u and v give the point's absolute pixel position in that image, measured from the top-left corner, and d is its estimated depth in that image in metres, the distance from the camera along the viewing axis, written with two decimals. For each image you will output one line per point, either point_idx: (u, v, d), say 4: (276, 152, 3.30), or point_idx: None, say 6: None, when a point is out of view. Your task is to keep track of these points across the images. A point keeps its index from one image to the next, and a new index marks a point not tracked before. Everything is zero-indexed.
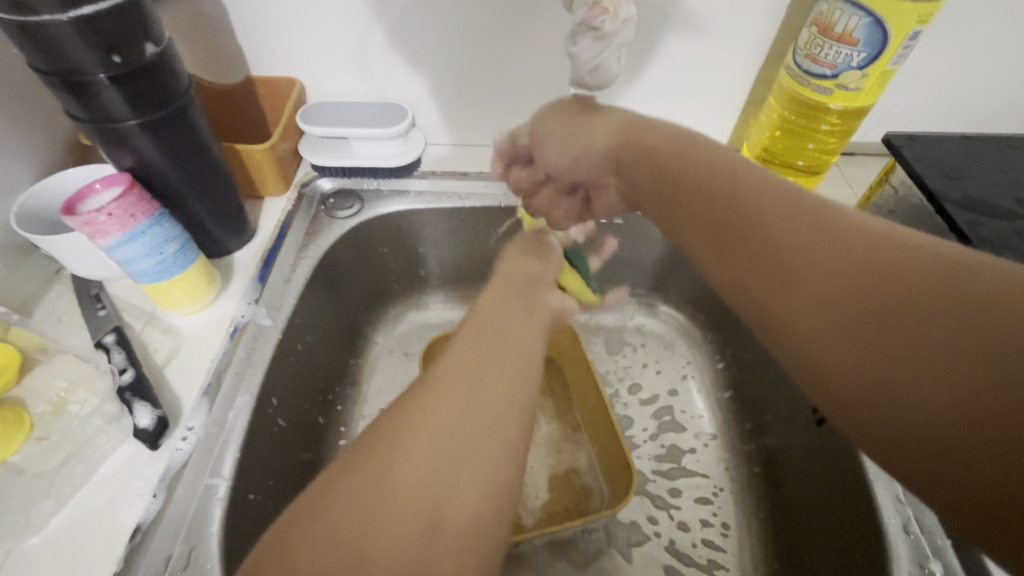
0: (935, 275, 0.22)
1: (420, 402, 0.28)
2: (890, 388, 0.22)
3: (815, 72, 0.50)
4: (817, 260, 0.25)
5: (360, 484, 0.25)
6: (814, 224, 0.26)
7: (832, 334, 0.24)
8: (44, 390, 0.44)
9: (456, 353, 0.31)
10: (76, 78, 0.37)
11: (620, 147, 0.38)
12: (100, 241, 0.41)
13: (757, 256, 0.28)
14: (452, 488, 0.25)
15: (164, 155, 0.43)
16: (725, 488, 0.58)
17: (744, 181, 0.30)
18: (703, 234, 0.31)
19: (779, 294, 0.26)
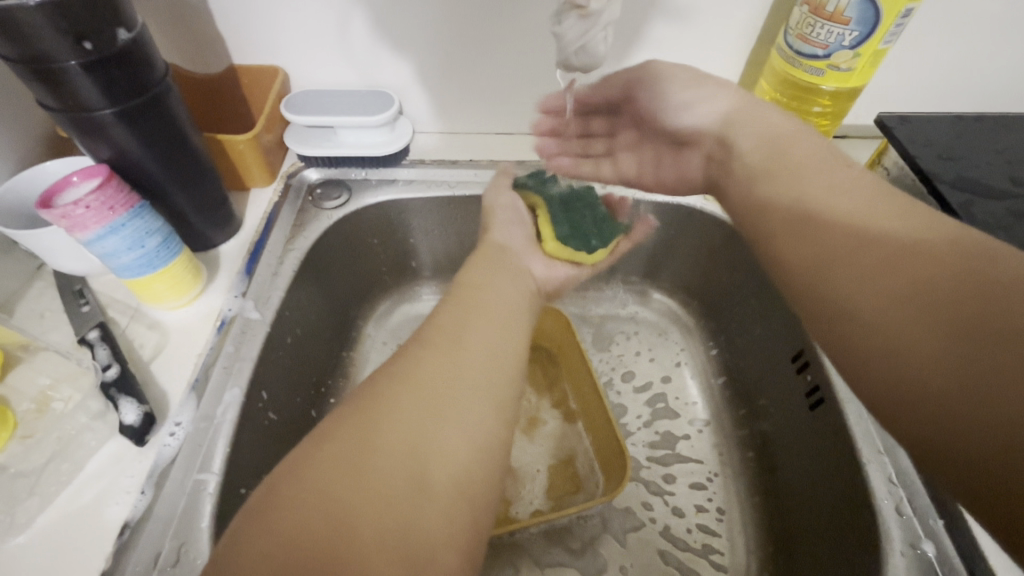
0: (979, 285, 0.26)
1: (396, 388, 0.32)
2: (922, 374, 0.26)
3: (806, 52, 0.49)
4: (880, 266, 0.30)
5: (350, 452, 0.28)
6: (878, 240, 0.31)
7: (891, 323, 0.28)
8: (27, 388, 0.43)
9: (433, 344, 0.35)
10: (47, 67, 0.36)
11: (733, 111, 0.44)
12: (79, 234, 0.40)
13: (828, 258, 0.32)
14: (427, 460, 0.29)
15: (142, 145, 0.42)
16: (719, 473, 0.58)
17: (827, 196, 0.35)
18: (789, 231, 0.36)
19: (856, 295, 0.30)
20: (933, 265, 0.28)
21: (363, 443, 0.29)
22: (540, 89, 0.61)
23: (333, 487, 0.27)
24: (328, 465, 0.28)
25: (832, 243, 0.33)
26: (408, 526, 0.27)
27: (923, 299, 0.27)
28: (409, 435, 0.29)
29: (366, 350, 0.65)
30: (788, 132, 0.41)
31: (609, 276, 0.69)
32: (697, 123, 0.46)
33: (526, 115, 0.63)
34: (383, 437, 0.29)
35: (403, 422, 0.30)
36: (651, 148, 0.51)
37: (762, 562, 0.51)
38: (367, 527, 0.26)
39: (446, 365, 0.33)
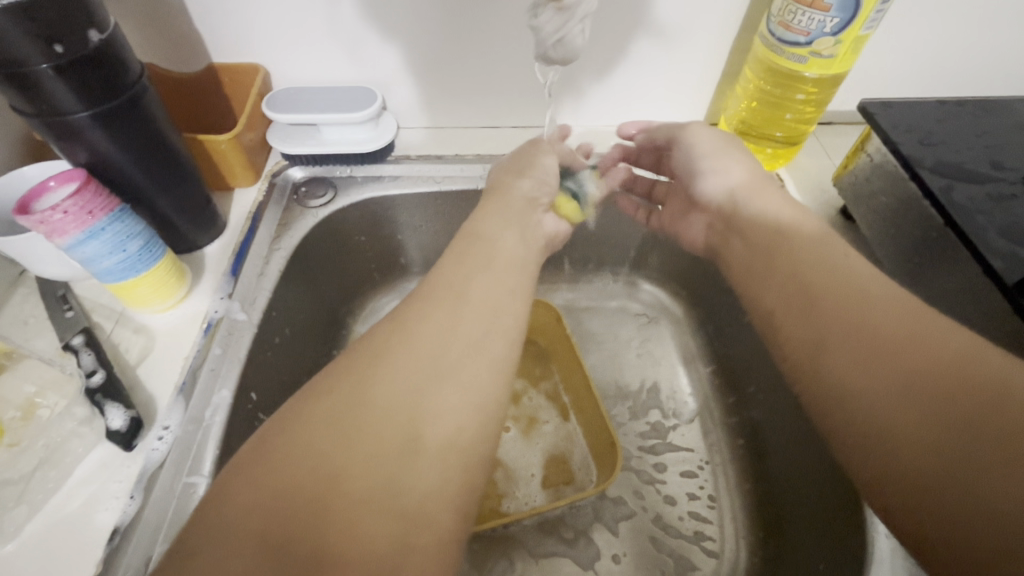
0: (953, 375, 0.28)
1: (388, 346, 0.33)
2: (905, 453, 0.28)
3: (788, 40, 0.49)
4: (864, 349, 0.32)
5: (331, 432, 0.28)
6: (862, 322, 0.33)
7: (875, 401, 0.30)
8: (12, 395, 0.43)
9: (427, 302, 0.36)
10: (17, 71, 0.35)
11: (740, 184, 0.47)
12: (58, 240, 0.40)
13: (818, 333, 0.34)
14: (415, 420, 0.30)
15: (121, 147, 0.42)
16: (710, 461, 0.58)
17: (815, 271, 0.37)
18: (783, 302, 0.38)
19: (847, 370, 0.32)
20: (924, 355, 0.29)
21: (339, 420, 0.29)
22: (524, 81, 0.60)
23: (322, 444, 0.28)
24: (316, 426, 0.29)
25: (829, 321, 0.34)
26: (397, 484, 0.28)
27: (907, 371, 0.29)
28: (398, 398, 0.30)
29: None
30: (782, 215, 0.43)
31: (599, 268, 0.69)
32: (711, 189, 0.49)
33: (511, 109, 0.63)
34: (371, 400, 0.30)
35: (391, 381, 0.31)
36: (676, 205, 0.55)
37: (753, 545, 0.52)
38: (357, 485, 0.27)
39: (438, 326, 0.34)
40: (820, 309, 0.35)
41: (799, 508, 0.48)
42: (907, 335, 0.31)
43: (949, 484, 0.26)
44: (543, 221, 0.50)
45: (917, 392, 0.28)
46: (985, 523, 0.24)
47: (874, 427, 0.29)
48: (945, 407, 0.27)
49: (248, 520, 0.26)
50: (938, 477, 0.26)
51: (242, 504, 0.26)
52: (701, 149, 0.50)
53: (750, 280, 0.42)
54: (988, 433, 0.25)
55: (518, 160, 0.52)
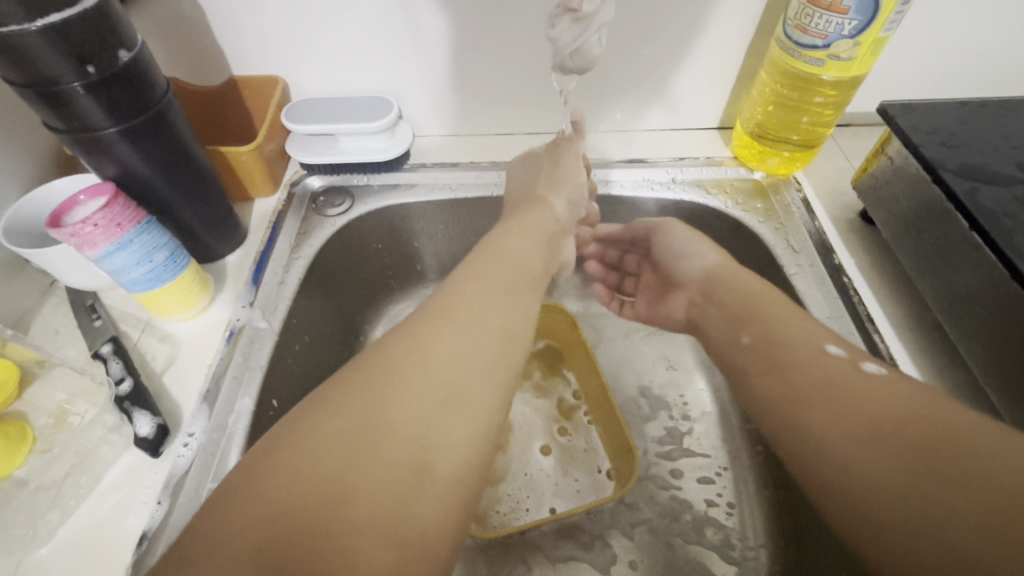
0: (908, 420, 0.31)
1: (400, 364, 0.33)
2: (886, 495, 0.29)
3: (805, 43, 0.48)
4: (831, 405, 0.34)
5: (348, 451, 0.29)
6: (826, 381, 0.35)
7: (846, 449, 0.32)
8: (44, 403, 0.44)
9: (450, 320, 0.36)
10: (50, 89, 0.36)
11: (717, 266, 0.49)
12: (88, 251, 0.41)
13: (785, 396, 0.37)
14: (427, 446, 0.30)
15: (147, 162, 0.43)
16: (728, 467, 0.58)
17: (782, 335, 0.40)
18: (755, 368, 0.40)
19: (823, 425, 0.33)
20: (887, 409, 0.32)
21: (355, 437, 0.30)
22: (539, 89, 0.61)
23: (333, 461, 0.29)
24: (323, 445, 0.29)
25: (799, 383, 0.36)
26: (398, 514, 0.28)
27: (872, 422, 0.32)
28: (405, 418, 0.31)
29: None
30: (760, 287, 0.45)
31: None
32: (688, 272, 0.51)
33: (525, 115, 0.64)
34: (378, 420, 0.30)
35: (406, 402, 0.31)
36: (649, 291, 0.57)
37: (773, 555, 0.51)
38: (362, 510, 0.27)
39: (454, 348, 0.35)
40: (790, 376, 0.37)
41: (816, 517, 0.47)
42: (864, 392, 0.33)
43: (937, 523, 0.27)
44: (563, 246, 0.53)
45: (885, 440, 0.30)
46: (970, 547, 0.25)
47: (853, 485, 0.30)
48: (915, 451, 0.29)
49: (256, 531, 0.26)
50: (920, 517, 0.27)
51: (254, 516, 0.27)
52: (678, 236, 0.53)
53: (753, 312, 0.43)
54: (954, 471, 0.28)
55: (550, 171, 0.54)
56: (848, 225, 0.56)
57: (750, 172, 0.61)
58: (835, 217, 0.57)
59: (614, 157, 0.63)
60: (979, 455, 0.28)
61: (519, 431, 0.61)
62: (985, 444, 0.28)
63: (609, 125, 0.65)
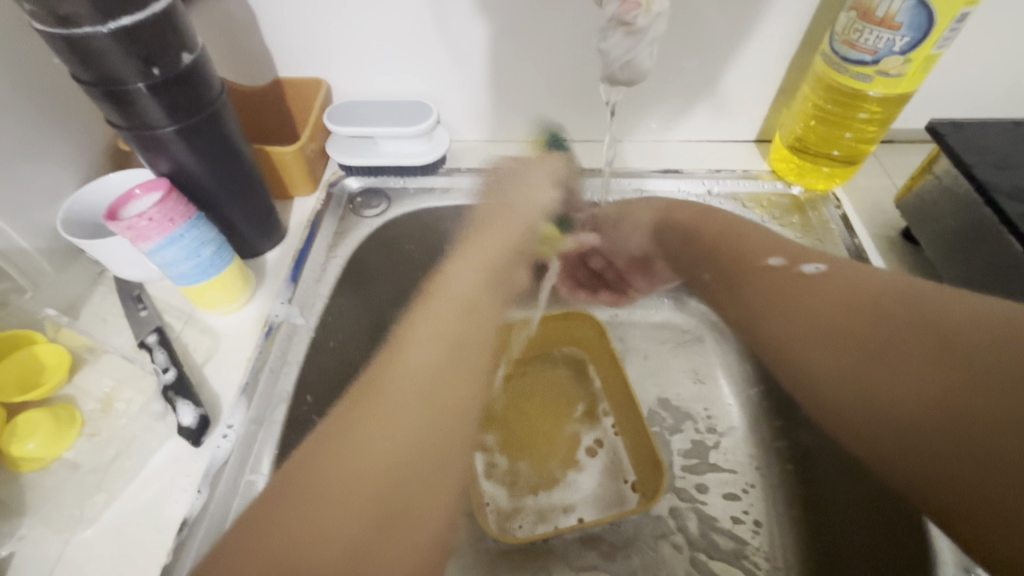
0: (873, 306, 0.38)
1: (384, 381, 0.36)
2: (886, 397, 0.35)
3: (853, 58, 0.48)
4: (822, 328, 0.40)
5: (332, 463, 0.32)
6: (821, 306, 0.41)
7: (824, 357, 0.39)
8: (92, 388, 0.45)
9: (421, 334, 0.39)
10: (116, 88, 0.38)
11: (660, 221, 0.56)
12: (142, 245, 0.43)
13: (788, 328, 0.42)
14: (409, 461, 0.33)
15: (199, 160, 0.44)
16: (756, 485, 0.57)
17: (771, 281, 0.45)
18: (714, 296, 0.51)
19: (813, 347, 0.40)
20: (868, 315, 0.38)
21: (340, 451, 0.32)
22: (578, 97, 0.61)
23: (324, 475, 0.31)
24: (346, 494, 0.30)
25: (801, 310, 0.41)
26: (377, 526, 0.30)
27: (854, 332, 0.38)
28: (395, 439, 0.33)
29: None
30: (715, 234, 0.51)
31: None
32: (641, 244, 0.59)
33: (562, 122, 0.64)
34: (371, 443, 0.32)
35: (384, 420, 0.34)
36: (633, 267, 0.62)
37: None
38: (345, 523, 0.30)
39: (431, 366, 0.37)
40: (788, 301, 0.43)
41: (848, 552, 0.48)
42: (846, 299, 0.40)
43: (897, 402, 0.35)
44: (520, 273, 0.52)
45: (869, 348, 0.37)
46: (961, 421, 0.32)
47: (809, 380, 0.40)
48: (871, 343, 0.37)
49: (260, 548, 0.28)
50: (892, 394, 0.35)
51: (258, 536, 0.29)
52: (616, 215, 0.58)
53: (743, 275, 0.47)
54: (899, 348, 0.36)
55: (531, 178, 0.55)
56: (888, 244, 0.55)
57: (788, 186, 0.60)
58: (875, 234, 0.56)
59: (649, 167, 0.63)
60: (922, 322, 0.36)
61: (541, 437, 0.61)
62: (932, 308, 0.36)
63: (644, 136, 0.65)
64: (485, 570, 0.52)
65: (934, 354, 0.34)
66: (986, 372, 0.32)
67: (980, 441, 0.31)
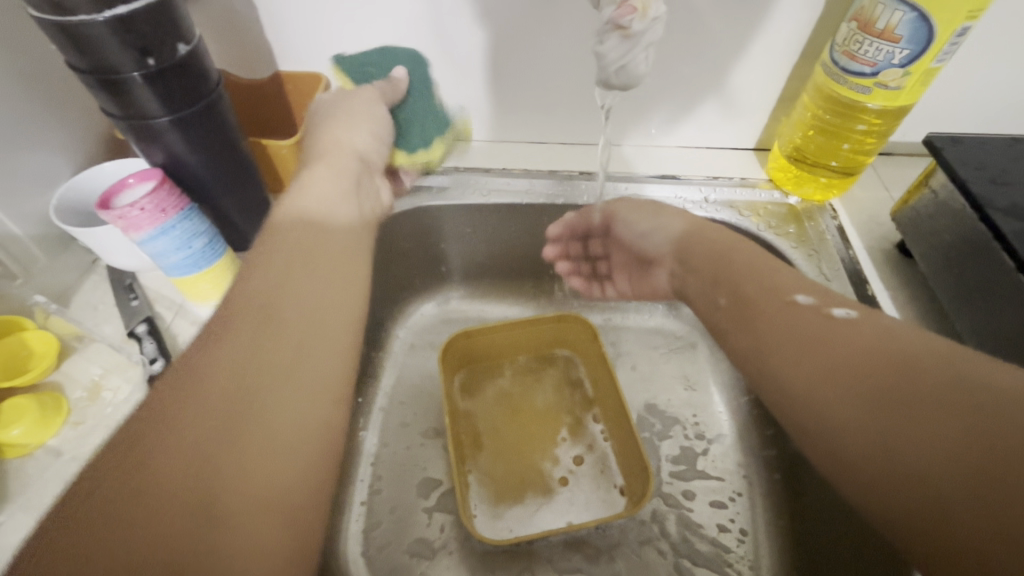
0: (877, 349, 0.32)
1: (256, 378, 0.33)
2: (888, 458, 0.28)
3: (852, 70, 0.48)
4: (823, 372, 0.33)
5: (115, 467, 0.27)
6: (796, 338, 0.36)
7: (845, 411, 0.31)
8: (79, 375, 0.45)
9: (237, 329, 0.35)
10: (112, 77, 0.38)
11: (683, 234, 0.48)
12: (133, 234, 0.42)
13: (784, 368, 0.36)
14: (210, 481, 0.28)
15: (194, 151, 0.44)
16: (743, 493, 0.57)
17: (768, 314, 0.38)
18: (739, 332, 0.40)
19: (826, 397, 0.32)
20: (864, 356, 0.32)
21: (135, 467, 0.27)
22: (577, 100, 0.61)
23: (166, 469, 0.27)
24: (193, 403, 0.30)
25: (769, 336, 0.38)
26: (189, 548, 0.25)
27: (841, 371, 0.32)
28: (188, 448, 0.28)
29: (395, 350, 0.66)
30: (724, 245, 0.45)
31: None
32: (658, 246, 0.50)
33: (561, 125, 0.64)
34: (157, 449, 0.28)
35: (180, 437, 0.29)
36: (625, 268, 0.56)
37: None
38: (132, 556, 0.24)
39: (278, 358, 0.34)
40: (758, 326, 0.39)
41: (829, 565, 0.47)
42: (824, 334, 0.35)
43: (903, 466, 0.28)
44: (378, 187, 0.53)
45: (862, 392, 0.31)
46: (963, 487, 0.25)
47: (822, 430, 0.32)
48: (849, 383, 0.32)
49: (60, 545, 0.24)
50: (877, 446, 0.29)
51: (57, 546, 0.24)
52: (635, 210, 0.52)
53: (757, 308, 0.39)
54: (928, 406, 0.28)
55: (352, 110, 0.49)
56: (884, 257, 0.55)
57: (785, 196, 0.60)
58: (870, 246, 0.56)
59: (647, 171, 0.63)
60: (901, 365, 0.30)
61: (528, 438, 0.61)
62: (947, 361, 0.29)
63: (642, 141, 0.65)
64: (469, 569, 0.52)
65: (959, 407, 0.27)
66: (973, 429, 0.26)
67: (1006, 501, 0.24)
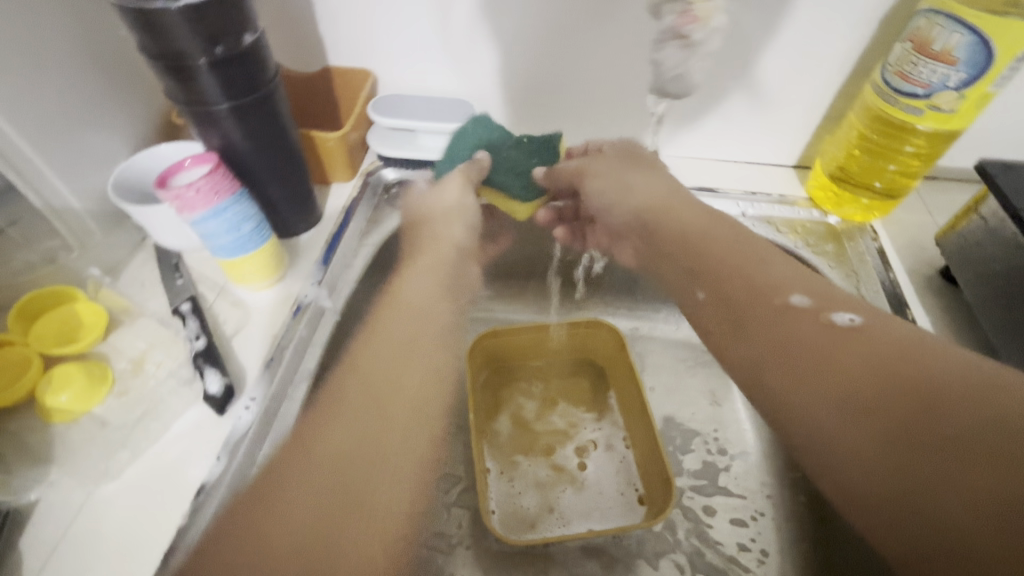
0: (889, 369, 0.30)
1: (362, 402, 0.37)
2: (911, 501, 0.27)
3: (905, 90, 0.47)
4: (830, 393, 0.31)
5: (246, 519, 0.30)
6: (800, 350, 0.34)
7: (859, 441, 0.29)
8: (124, 348, 0.47)
9: (360, 369, 0.39)
10: (179, 63, 0.40)
11: (649, 205, 0.50)
12: (187, 215, 0.44)
13: (789, 381, 0.34)
14: (320, 560, 0.29)
15: (247, 138, 0.46)
16: (766, 513, 0.56)
17: (760, 320, 0.37)
18: (726, 334, 0.39)
19: (834, 421, 0.30)
20: (876, 375, 0.31)
21: (257, 516, 0.30)
22: (618, 109, 0.62)
23: (298, 523, 0.30)
24: (301, 488, 0.31)
25: (768, 345, 0.36)
26: None
27: (853, 393, 0.31)
28: (296, 524, 0.30)
29: None
30: (695, 227, 0.45)
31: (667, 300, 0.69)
32: (625, 217, 0.52)
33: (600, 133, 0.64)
34: (277, 515, 0.30)
35: (298, 497, 0.31)
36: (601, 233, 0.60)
37: None
38: None
39: (391, 387, 0.38)
40: (752, 333, 0.37)
41: None
42: (828, 346, 0.33)
43: (930, 510, 0.26)
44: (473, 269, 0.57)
45: (875, 417, 0.29)
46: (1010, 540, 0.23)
47: (827, 455, 0.30)
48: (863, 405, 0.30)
49: None
50: (898, 485, 0.27)
51: None
52: (604, 182, 0.54)
53: (748, 311, 0.38)
54: (955, 443, 0.26)
55: (452, 201, 0.55)
56: (925, 283, 0.54)
57: (824, 215, 0.60)
58: (912, 271, 0.55)
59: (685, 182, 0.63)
60: (920, 389, 0.29)
61: (550, 442, 0.62)
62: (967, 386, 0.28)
63: (683, 152, 0.65)
64: (483, 568, 0.52)
65: (990, 447, 0.26)
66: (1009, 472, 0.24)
67: None
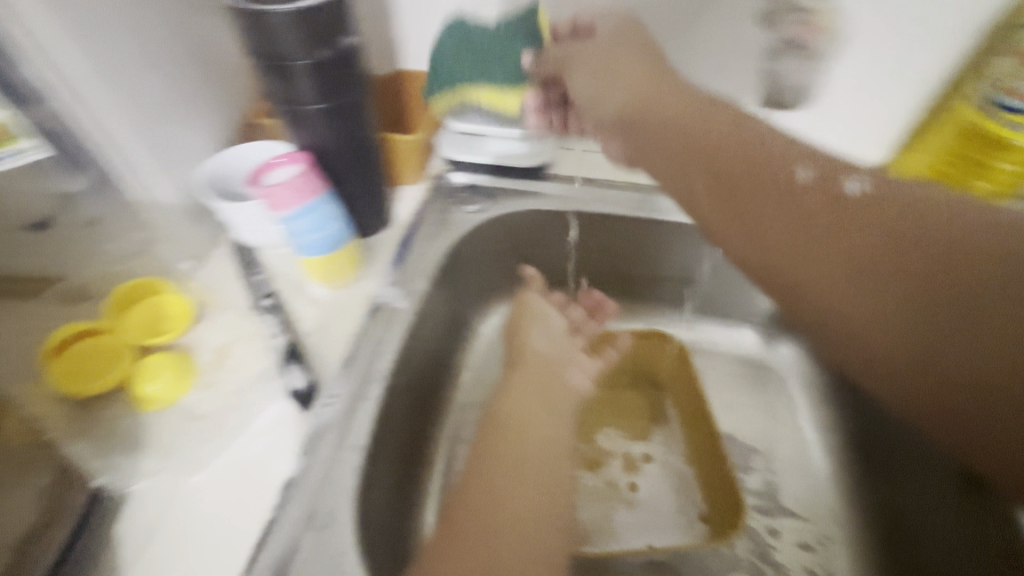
0: (902, 237, 0.32)
1: (495, 478, 0.34)
2: (928, 366, 0.31)
3: (1010, 105, 0.47)
4: (847, 273, 0.33)
5: None
6: (809, 232, 0.35)
7: (879, 317, 0.32)
8: (206, 340, 0.48)
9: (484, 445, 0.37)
10: (281, 65, 0.40)
11: (635, 99, 0.45)
12: (278, 212, 0.45)
13: (802, 267, 0.35)
14: None
15: (335, 140, 0.46)
16: (833, 539, 0.55)
17: (766, 203, 0.37)
18: (733, 225, 0.38)
19: (853, 302, 0.33)
20: (889, 243, 0.32)
21: None
22: None
23: None
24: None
25: (777, 230, 0.36)
26: None
27: (869, 270, 0.32)
28: None
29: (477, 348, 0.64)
30: (685, 115, 0.42)
31: (730, 315, 0.68)
32: (605, 111, 0.47)
33: None
34: None
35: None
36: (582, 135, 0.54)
37: None
38: None
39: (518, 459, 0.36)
40: (757, 217, 0.37)
41: None
42: (836, 220, 0.34)
43: (949, 375, 0.30)
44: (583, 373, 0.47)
45: (895, 293, 0.32)
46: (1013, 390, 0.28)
47: (845, 332, 0.33)
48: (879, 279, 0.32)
49: None
50: (913, 351, 0.31)
51: None
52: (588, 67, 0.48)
53: (754, 195, 0.37)
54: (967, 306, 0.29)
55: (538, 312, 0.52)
56: None
57: None
58: None
59: None
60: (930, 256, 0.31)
61: (610, 452, 0.61)
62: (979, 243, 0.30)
63: None
64: None
65: (996, 305, 0.29)
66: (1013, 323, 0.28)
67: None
